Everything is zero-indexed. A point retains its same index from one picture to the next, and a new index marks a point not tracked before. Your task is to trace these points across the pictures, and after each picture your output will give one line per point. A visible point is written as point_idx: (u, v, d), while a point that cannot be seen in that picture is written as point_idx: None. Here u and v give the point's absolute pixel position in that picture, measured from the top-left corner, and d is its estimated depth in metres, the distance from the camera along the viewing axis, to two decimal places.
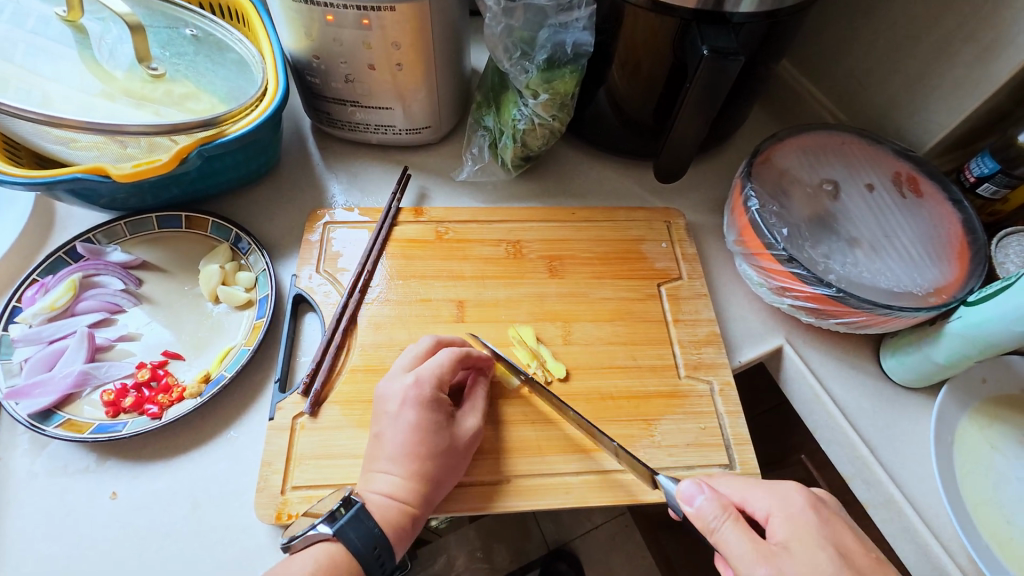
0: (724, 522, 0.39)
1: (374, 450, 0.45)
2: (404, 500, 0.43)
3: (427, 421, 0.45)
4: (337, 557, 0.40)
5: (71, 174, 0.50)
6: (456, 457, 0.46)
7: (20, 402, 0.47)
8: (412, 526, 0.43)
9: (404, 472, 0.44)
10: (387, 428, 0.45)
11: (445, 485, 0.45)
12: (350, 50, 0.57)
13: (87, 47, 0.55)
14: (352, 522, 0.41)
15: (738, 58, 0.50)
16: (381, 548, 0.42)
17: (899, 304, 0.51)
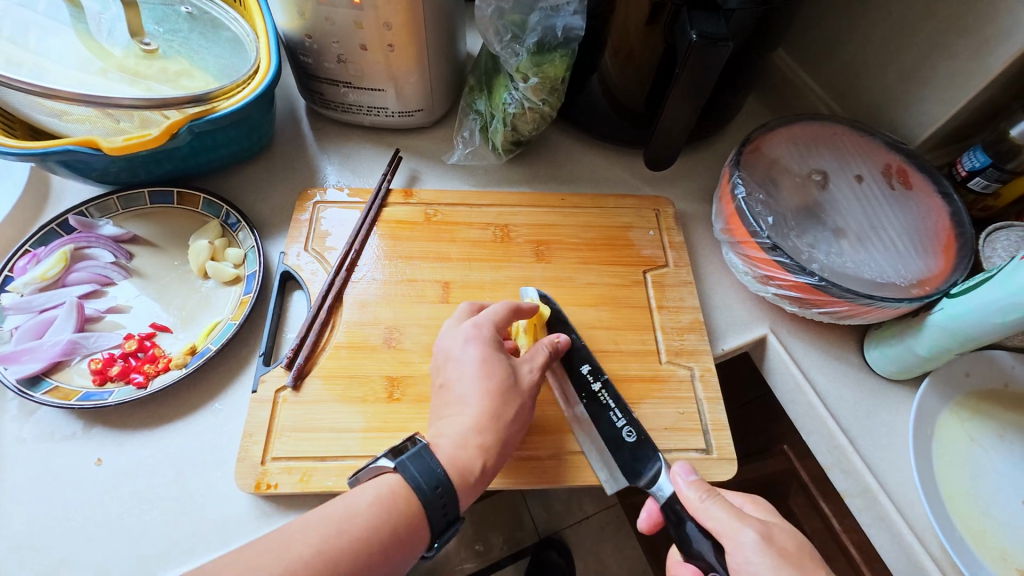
0: (709, 498, 0.42)
1: (443, 400, 0.46)
2: (471, 452, 0.43)
3: (496, 373, 0.46)
4: (399, 491, 0.39)
5: (63, 146, 0.51)
6: (519, 417, 0.45)
7: (9, 367, 0.48)
8: (476, 480, 0.42)
9: (473, 422, 0.44)
10: (453, 376, 0.46)
11: (508, 443, 0.44)
12: (342, 30, 0.57)
13: (81, 20, 0.55)
14: (415, 457, 0.41)
15: (728, 44, 0.50)
16: (446, 496, 0.40)
17: (881, 294, 0.51)
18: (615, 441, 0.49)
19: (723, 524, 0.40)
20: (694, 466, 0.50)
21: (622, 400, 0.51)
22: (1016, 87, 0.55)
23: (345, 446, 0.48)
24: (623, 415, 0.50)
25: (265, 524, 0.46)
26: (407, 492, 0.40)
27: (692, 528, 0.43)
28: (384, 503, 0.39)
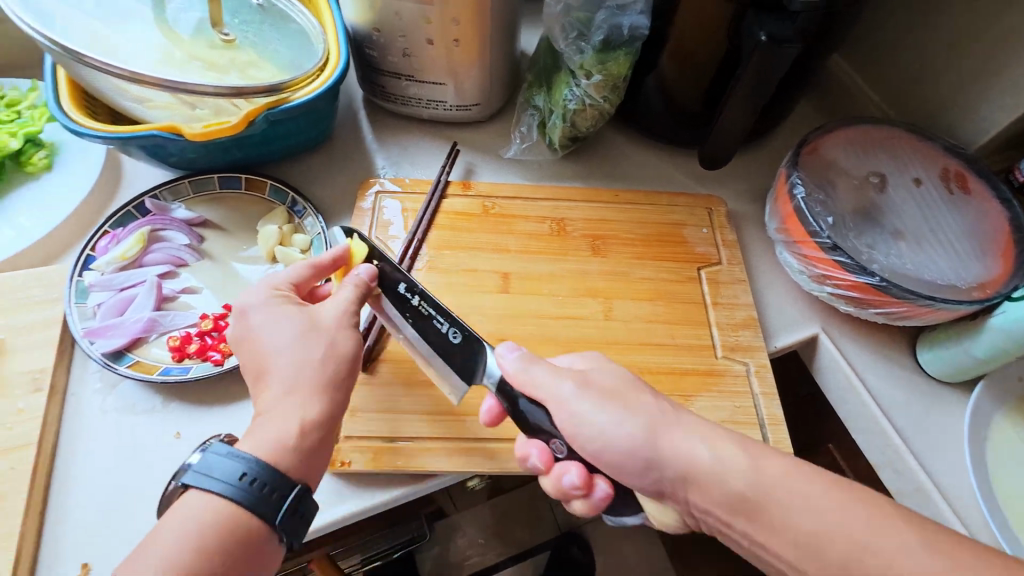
0: (535, 364, 0.45)
1: (259, 366, 0.43)
2: (310, 415, 0.41)
3: (305, 334, 0.43)
4: (217, 510, 0.36)
5: (149, 132, 0.53)
6: (342, 372, 0.43)
7: (95, 341, 0.50)
8: (312, 447, 0.40)
9: (308, 387, 0.42)
10: (268, 343, 0.43)
11: (337, 405, 0.43)
12: (410, 25, 0.58)
13: (162, 11, 0.57)
14: (203, 465, 0.37)
15: (793, 45, 0.51)
16: (262, 479, 0.37)
17: (942, 296, 0.52)
18: (441, 344, 0.47)
19: (591, 414, 0.42)
20: None
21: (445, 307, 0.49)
22: None
23: (413, 427, 0.49)
24: (444, 318, 0.48)
25: (337, 501, 0.48)
26: (235, 509, 0.36)
27: (524, 404, 0.45)
28: (220, 521, 0.36)
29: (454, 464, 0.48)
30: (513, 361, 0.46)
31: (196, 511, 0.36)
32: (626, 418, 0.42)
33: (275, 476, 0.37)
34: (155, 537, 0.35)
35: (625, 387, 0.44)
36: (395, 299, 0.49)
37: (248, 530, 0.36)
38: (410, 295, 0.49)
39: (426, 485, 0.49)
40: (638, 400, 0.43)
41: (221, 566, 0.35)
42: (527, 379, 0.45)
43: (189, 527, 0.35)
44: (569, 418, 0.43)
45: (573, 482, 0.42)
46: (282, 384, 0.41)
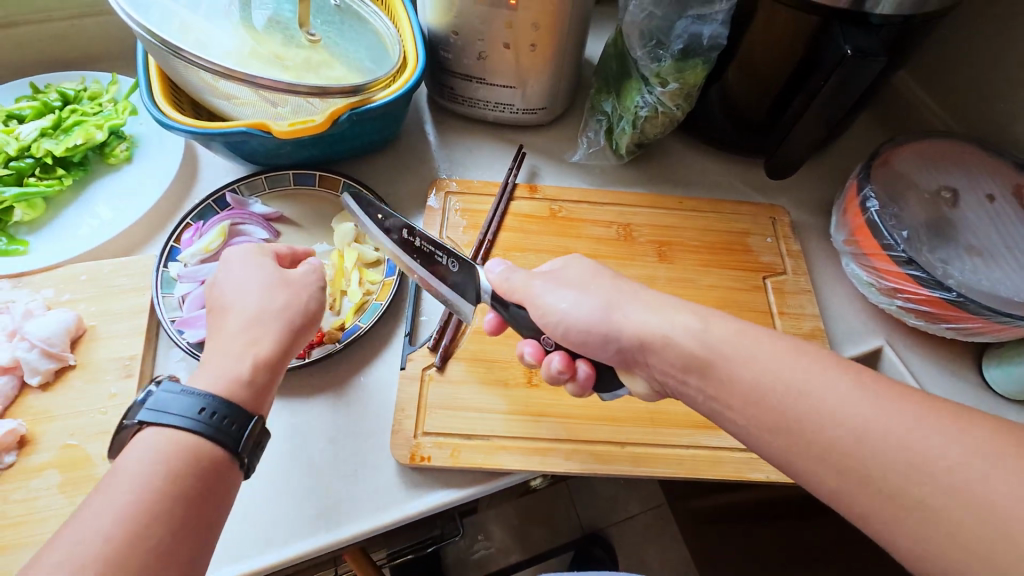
0: (560, 263, 0.48)
1: (219, 312, 0.42)
2: (261, 351, 0.40)
3: (266, 282, 0.43)
4: (175, 442, 0.34)
5: (241, 129, 0.55)
6: (293, 325, 0.42)
7: (186, 331, 0.51)
8: (264, 382, 0.39)
9: (265, 324, 0.41)
10: (222, 294, 0.43)
11: (292, 346, 0.42)
12: (488, 28, 0.59)
13: (246, 12, 0.58)
14: (157, 401, 0.35)
15: (879, 59, 0.51)
16: (222, 413, 0.36)
17: (1019, 313, 0.52)
18: (443, 272, 0.48)
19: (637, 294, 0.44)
20: None
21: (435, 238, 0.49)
22: None
23: (489, 426, 0.50)
24: (444, 252, 0.48)
25: (414, 495, 0.49)
26: (189, 435, 0.34)
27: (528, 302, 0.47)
28: (170, 454, 0.34)
29: (531, 464, 0.48)
30: (540, 288, 0.45)
31: (146, 449, 0.34)
32: (690, 328, 0.40)
33: (229, 401, 0.36)
34: (107, 483, 0.32)
35: (588, 275, 0.46)
36: (400, 243, 0.48)
37: (208, 458, 0.34)
38: (409, 236, 0.48)
39: (500, 483, 0.50)
40: (679, 314, 0.41)
41: (189, 499, 0.33)
42: (543, 302, 0.45)
43: (140, 473, 0.32)
44: (612, 337, 0.42)
45: (588, 373, 0.45)
46: (244, 322, 0.40)
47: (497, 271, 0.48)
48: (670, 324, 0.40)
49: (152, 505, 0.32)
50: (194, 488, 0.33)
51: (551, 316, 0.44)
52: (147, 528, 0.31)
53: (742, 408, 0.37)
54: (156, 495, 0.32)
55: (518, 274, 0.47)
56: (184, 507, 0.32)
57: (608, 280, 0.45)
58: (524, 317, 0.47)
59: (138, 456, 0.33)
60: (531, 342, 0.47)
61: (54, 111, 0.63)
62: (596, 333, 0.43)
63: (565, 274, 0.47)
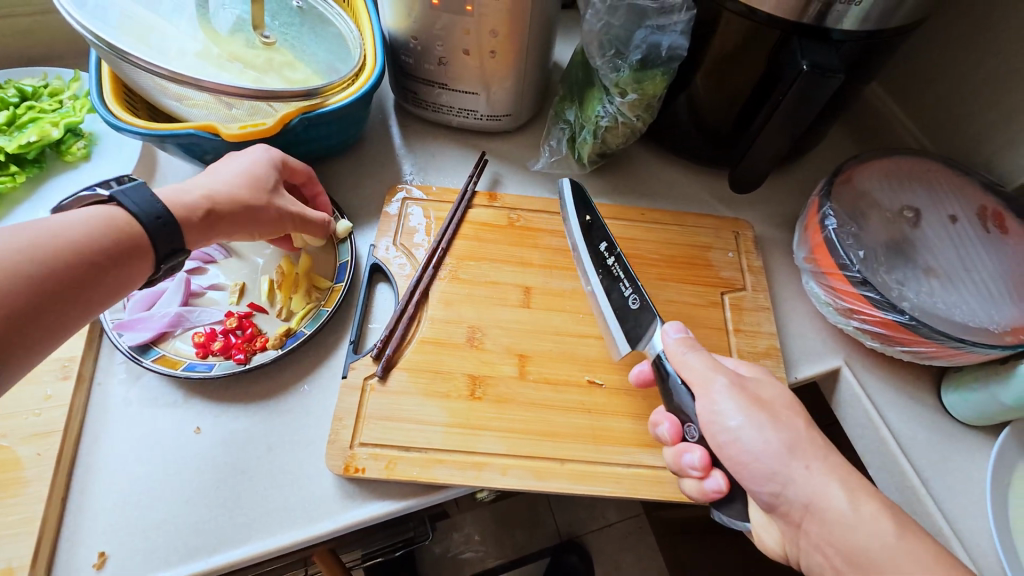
0: (691, 352, 0.46)
1: (213, 170, 0.51)
2: (216, 202, 0.47)
3: (251, 165, 0.51)
4: (120, 223, 0.42)
5: (187, 130, 0.54)
6: (254, 207, 0.49)
7: (124, 333, 0.51)
8: (198, 227, 0.46)
9: (225, 188, 0.49)
10: (217, 163, 0.51)
11: (241, 220, 0.49)
12: (447, 34, 0.59)
13: (205, 13, 0.58)
14: (133, 190, 0.43)
15: (837, 75, 0.50)
16: (166, 220, 0.43)
17: (972, 339, 0.51)
18: (621, 308, 0.53)
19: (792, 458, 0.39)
20: None
21: (633, 273, 0.54)
22: None
23: (428, 438, 0.49)
24: (630, 286, 0.53)
25: (348, 506, 0.48)
26: (126, 218, 0.42)
27: (676, 386, 0.46)
28: (104, 223, 0.41)
29: (467, 477, 0.48)
30: (720, 388, 0.43)
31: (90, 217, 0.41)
32: (867, 526, 0.37)
33: (174, 218, 0.44)
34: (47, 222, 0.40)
35: (781, 404, 0.43)
36: (596, 255, 0.56)
37: (133, 238, 0.42)
38: (608, 255, 0.55)
39: (437, 496, 0.49)
40: (865, 501, 0.38)
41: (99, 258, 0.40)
42: (715, 403, 0.43)
43: (65, 227, 0.39)
44: (780, 481, 0.39)
45: (718, 488, 0.42)
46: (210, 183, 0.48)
47: (676, 343, 0.47)
48: (843, 498, 0.38)
49: (61, 253, 0.38)
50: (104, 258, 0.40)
51: (715, 424, 0.42)
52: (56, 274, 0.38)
53: (843, 564, 0.37)
54: (68, 250, 0.39)
55: (694, 360, 0.45)
56: (82, 272, 0.39)
57: (804, 424, 0.41)
58: (689, 399, 0.45)
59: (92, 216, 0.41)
60: (672, 420, 0.46)
61: (10, 107, 0.62)
62: (759, 468, 0.40)
63: (757, 389, 0.44)
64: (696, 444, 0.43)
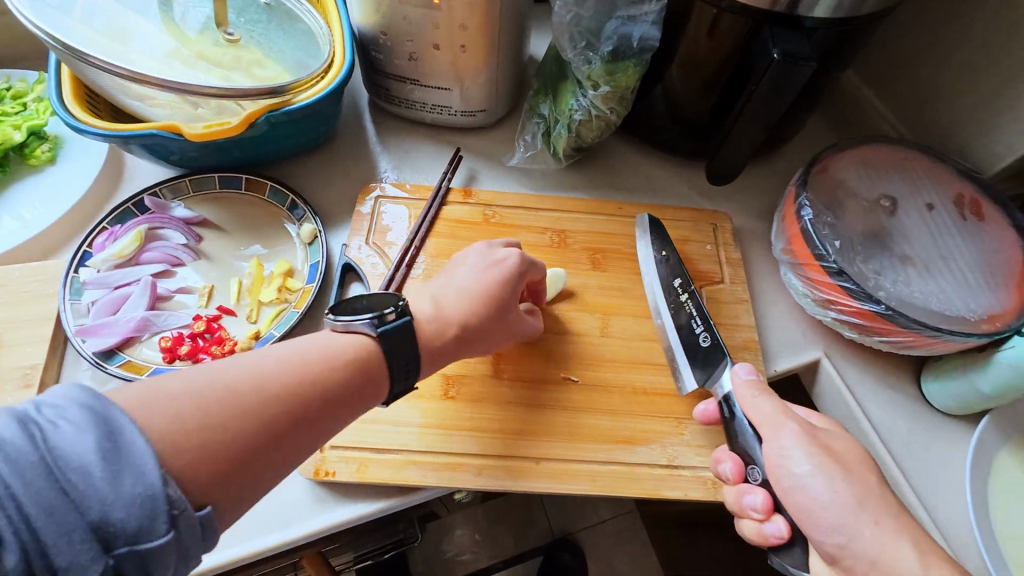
0: (763, 395, 0.46)
1: (452, 280, 0.47)
2: (451, 330, 0.44)
3: (501, 274, 0.48)
4: (332, 360, 0.38)
5: (148, 130, 0.53)
6: (449, 340, 0.44)
7: (87, 339, 0.50)
8: (447, 355, 0.44)
9: (473, 307, 0.46)
10: (471, 270, 0.48)
11: (483, 339, 0.47)
12: (417, 28, 0.58)
13: (168, 9, 0.57)
14: (337, 325, 0.40)
15: (809, 63, 0.49)
16: (380, 370, 0.40)
17: (949, 327, 0.50)
18: (691, 343, 0.53)
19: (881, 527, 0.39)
20: None
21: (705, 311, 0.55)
22: None
23: (401, 439, 0.48)
24: (702, 324, 0.54)
25: (321, 511, 0.47)
26: (380, 354, 0.40)
27: (741, 425, 0.47)
28: (360, 352, 0.39)
29: (441, 478, 0.47)
30: (789, 436, 0.43)
31: (328, 339, 0.39)
32: None
33: (400, 362, 0.41)
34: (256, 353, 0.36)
35: (853, 457, 0.43)
36: (670, 291, 0.56)
37: (365, 368, 0.39)
38: (682, 292, 0.56)
39: (411, 499, 0.48)
40: (936, 563, 0.38)
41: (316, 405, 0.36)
42: (784, 451, 0.43)
43: (315, 356, 0.37)
44: (847, 533, 0.40)
45: (780, 533, 0.43)
46: (423, 308, 0.44)
47: (743, 383, 0.48)
48: (914, 560, 0.38)
49: (297, 386, 0.36)
50: (350, 394, 0.38)
51: (781, 469, 0.43)
52: (252, 422, 0.33)
53: None
54: (287, 388, 0.35)
55: (762, 403, 0.46)
56: (335, 402, 0.37)
57: (876, 481, 0.42)
58: (748, 434, 0.46)
59: (297, 343, 0.38)
60: (735, 459, 0.46)
61: None
62: (824, 518, 0.40)
63: (827, 439, 0.44)
64: (762, 489, 0.44)
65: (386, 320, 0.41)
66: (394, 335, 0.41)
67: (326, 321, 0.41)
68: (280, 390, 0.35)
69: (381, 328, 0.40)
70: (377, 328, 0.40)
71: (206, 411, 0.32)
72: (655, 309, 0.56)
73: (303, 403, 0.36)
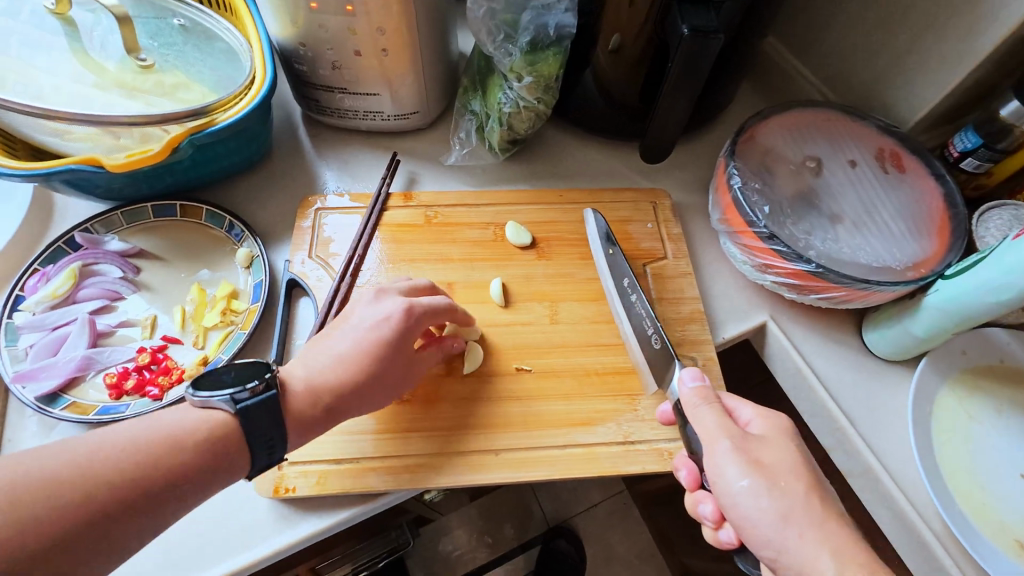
0: (704, 405, 0.45)
1: (322, 345, 0.47)
2: (319, 395, 0.44)
3: (375, 333, 0.47)
4: (228, 433, 0.40)
5: (67, 166, 0.51)
6: (356, 391, 0.45)
7: (27, 385, 0.49)
8: (318, 422, 0.44)
9: (346, 372, 0.45)
10: (347, 334, 0.47)
11: (360, 403, 0.45)
12: (335, 37, 0.57)
13: (77, 39, 0.56)
14: (258, 406, 0.41)
15: (719, 36, 0.50)
16: (274, 436, 0.41)
17: (878, 278, 0.52)
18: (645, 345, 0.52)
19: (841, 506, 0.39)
20: None
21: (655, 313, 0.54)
22: (1006, 67, 0.56)
23: (358, 448, 0.49)
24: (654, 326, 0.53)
25: (285, 529, 0.47)
26: (238, 433, 0.40)
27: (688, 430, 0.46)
28: (217, 433, 0.39)
29: (400, 481, 0.48)
30: (723, 452, 0.42)
31: (182, 414, 0.40)
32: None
33: (283, 431, 0.42)
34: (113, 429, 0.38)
35: (785, 468, 0.41)
36: (620, 289, 0.55)
37: (229, 440, 0.40)
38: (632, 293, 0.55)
39: (375, 505, 0.49)
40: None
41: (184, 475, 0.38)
42: (718, 467, 0.41)
43: (180, 432, 0.38)
44: (776, 548, 0.38)
45: (731, 541, 0.45)
46: (315, 366, 0.45)
47: (689, 393, 0.46)
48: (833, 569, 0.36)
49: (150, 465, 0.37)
50: (202, 473, 0.38)
51: (717, 484, 0.41)
52: (73, 492, 0.34)
53: None
54: (136, 469, 0.36)
55: (705, 415, 0.44)
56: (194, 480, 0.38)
57: (806, 489, 0.40)
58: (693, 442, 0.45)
59: (151, 423, 0.39)
60: (689, 467, 0.47)
61: None
62: (756, 533, 0.39)
63: (760, 451, 0.42)
64: (709, 498, 0.45)
65: (249, 395, 0.41)
66: (255, 410, 0.41)
67: (186, 395, 0.41)
68: (128, 458, 0.36)
69: (240, 405, 0.40)
70: (236, 405, 0.40)
71: (44, 478, 0.34)
72: (611, 296, 0.56)
73: (154, 474, 0.37)
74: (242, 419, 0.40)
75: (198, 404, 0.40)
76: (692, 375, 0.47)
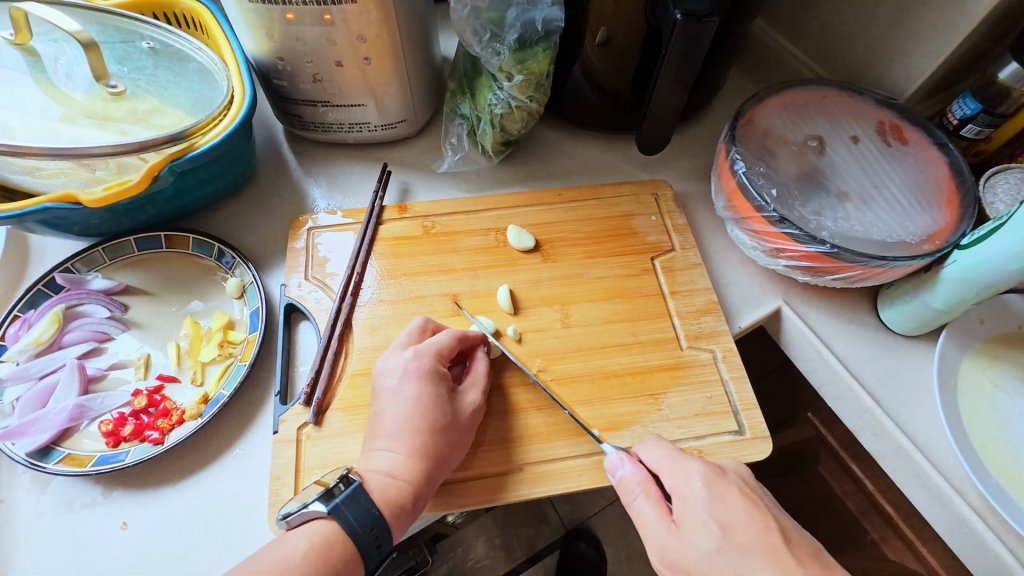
0: (635, 495, 0.43)
1: (375, 430, 0.45)
2: (405, 478, 0.43)
3: (415, 390, 0.46)
4: (332, 534, 0.40)
5: (41, 205, 0.49)
6: (435, 455, 0.44)
7: (16, 442, 0.46)
8: (415, 504, 0.43)
9: (408, 441, 0.44)
10: (386, 407, 0.46)
11: (442, 461, 0.45)
12: (314, 48, 0.55)
13: (41, 70, 0.53)
14: (348, 499, 0.41)
15: (712, 19, 0.48)
16: (378, 529, 0.41)
17: (892, 254, 0.51)
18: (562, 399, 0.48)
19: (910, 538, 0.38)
20: (728, 449, 0.49)
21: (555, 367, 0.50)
22: (999, 31, 0.55)
23: None
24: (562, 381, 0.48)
25: None
26: (340, 535, 0.40)
27: None
28: (315, 548, 0.39)
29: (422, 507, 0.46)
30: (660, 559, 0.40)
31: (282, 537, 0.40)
32: None
33: (386, 521, 0.42)
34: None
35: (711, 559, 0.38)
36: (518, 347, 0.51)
37: (333, 547, 0.40)
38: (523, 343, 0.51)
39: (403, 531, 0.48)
40: None
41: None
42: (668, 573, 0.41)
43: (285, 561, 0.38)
44: None
45: None
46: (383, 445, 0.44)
47: (620, 487, 0.44)
48: None
49: None
50: None
51: None
52: None
53: None
54: None
55: (641, 510, 0.42)
56: None
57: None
58: None
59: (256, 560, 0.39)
60: None
61: None
62: None
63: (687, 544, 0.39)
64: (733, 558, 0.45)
65: (336, 494, 0.42)
66: (347, 505, 0.41)
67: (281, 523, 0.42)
68: None
69: (332, 504, 0.41)
70: (327, 505, 0.41)
71: None
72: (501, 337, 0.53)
73: None
74: (338, 517, 0.41)
75: (295, 522, 0.41)
76: (618, 461, 0.44)
